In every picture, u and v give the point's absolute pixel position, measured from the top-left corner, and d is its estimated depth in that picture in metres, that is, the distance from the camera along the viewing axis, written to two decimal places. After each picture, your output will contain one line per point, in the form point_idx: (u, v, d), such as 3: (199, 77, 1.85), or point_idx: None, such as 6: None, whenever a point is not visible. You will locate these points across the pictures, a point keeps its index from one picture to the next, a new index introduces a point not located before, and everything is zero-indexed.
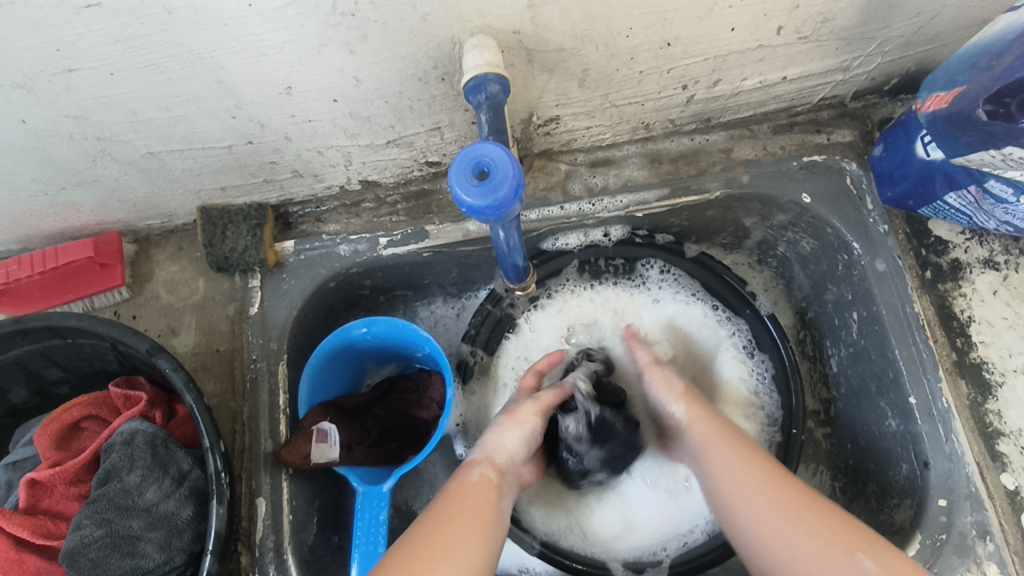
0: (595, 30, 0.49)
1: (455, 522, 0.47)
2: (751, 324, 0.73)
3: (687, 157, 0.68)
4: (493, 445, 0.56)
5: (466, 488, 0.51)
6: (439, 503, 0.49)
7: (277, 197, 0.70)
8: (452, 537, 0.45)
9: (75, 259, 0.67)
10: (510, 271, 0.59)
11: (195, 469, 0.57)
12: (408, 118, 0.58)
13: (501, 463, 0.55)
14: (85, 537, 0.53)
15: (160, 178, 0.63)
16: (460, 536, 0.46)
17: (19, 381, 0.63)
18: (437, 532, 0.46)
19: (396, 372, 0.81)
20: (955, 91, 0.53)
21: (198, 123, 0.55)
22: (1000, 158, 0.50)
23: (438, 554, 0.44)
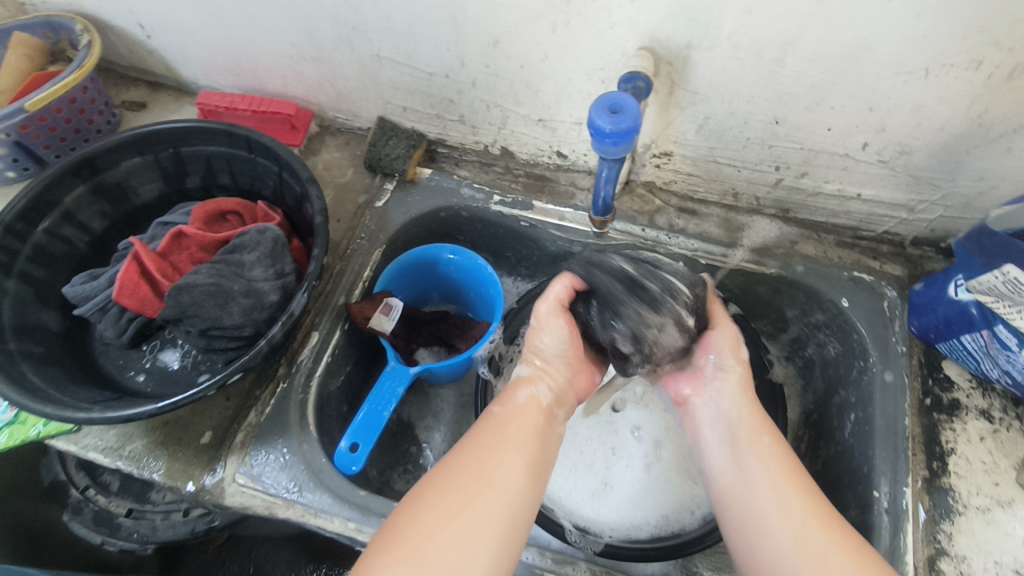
0: (726, 86, 0.65)
1: (475, 476, 0.50)
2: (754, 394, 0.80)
3: (759, 233, 0.80)
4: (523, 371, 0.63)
5: (495, 429, 0.55)
6: (471, 446, 0.53)
7: (435, 134, 0.89)
8: (459, 503, 0.48)
9: (279, 111, 0.87)
10: (597, 204, 0.72)
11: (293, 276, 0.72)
12: (563, 106, 0.75)
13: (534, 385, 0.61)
14: (197, 279, 0.69)
15: (368, 81, 0.83)
16: (472, 490, 0.49)
17: (200, 172, 0.82)
18: (439, 492, 0.49)
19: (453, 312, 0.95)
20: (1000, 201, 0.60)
21: (421, 45, 0.73)
22: (1001, 277, 0.59)
23: (437, 520, 0.47)
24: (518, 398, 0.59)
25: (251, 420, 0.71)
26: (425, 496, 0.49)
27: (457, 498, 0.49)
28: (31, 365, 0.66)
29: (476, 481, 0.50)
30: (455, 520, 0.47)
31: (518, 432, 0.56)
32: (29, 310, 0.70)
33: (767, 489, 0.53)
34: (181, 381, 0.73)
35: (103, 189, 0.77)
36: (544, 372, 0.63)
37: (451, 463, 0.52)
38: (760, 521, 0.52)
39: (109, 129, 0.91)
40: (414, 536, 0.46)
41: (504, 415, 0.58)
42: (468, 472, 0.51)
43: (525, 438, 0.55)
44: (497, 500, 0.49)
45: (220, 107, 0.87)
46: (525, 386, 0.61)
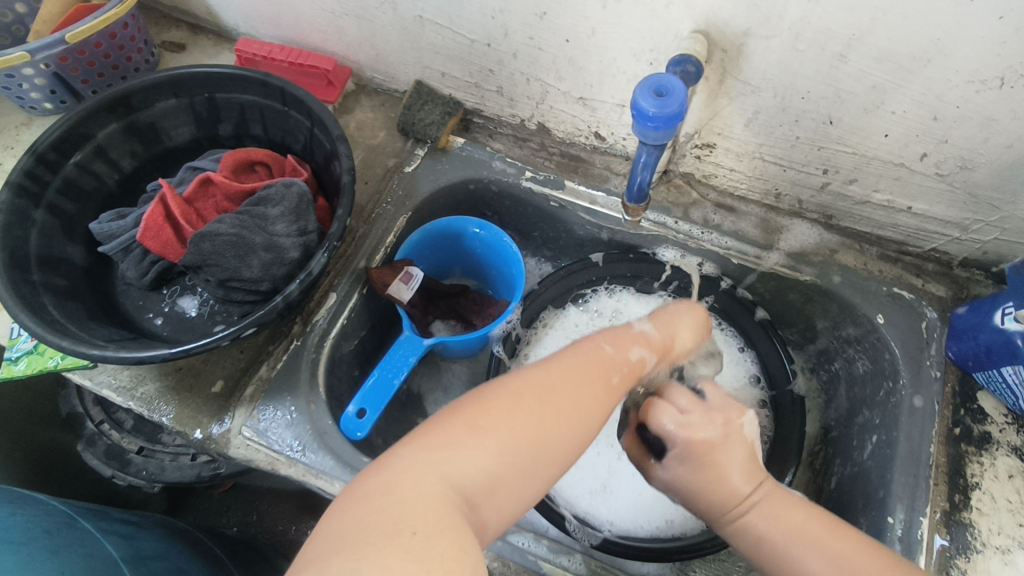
0: (781, 78, 0.61)
1: (569, 397, 0.48)
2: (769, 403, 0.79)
3: (798, 237, 0.77)
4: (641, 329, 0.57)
5: (592, 364, 0.51)
6: (570, 367, 0.50)
7: (472, 103, 0.86)
8: (553, 414, 0.47)
9: (317, 66, 0.85)
10: (632, 190, 0.69)
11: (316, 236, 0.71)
12: (606, 84, 0.72)
13: (646, 351, 0.55)
14: (220, 228, 0.68)
15: (408, 42, 0.80)
16: (561, 418, 0.47)
17: (232, 120, 0.81)
18: (536, 390, 0.47)
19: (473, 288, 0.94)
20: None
21: (465, 8, 0.70)
22: None
23: (523, 413, 0.46)
24: (628, 354, 0.53)
25: (262, 375, 0.71)
26: (516, 386, 0.48)
27: (545, 419, 0.46)
28: (52, 297, 0.66)
29: (568, 401, 0.48)
30: (543, 443, 0.45)
31: (601, 374, 0.51)
32: (55, 243, 0.71)
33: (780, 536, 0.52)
34: (195, 330, 0.73)
35: (135, 128, 0.77)
36: (661, 342, 0.56)
37: (546, 370, 0.49)
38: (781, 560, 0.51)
39: (147, 69, 0.91)
40: (513, 425, 0.45)
41: (611, 360, 0.52)
42: (563, 398, 0.48)
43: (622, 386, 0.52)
44: (580, 429, 0.48)
45: (258, 56, 0.85)
46: (633, 345, 0.54)
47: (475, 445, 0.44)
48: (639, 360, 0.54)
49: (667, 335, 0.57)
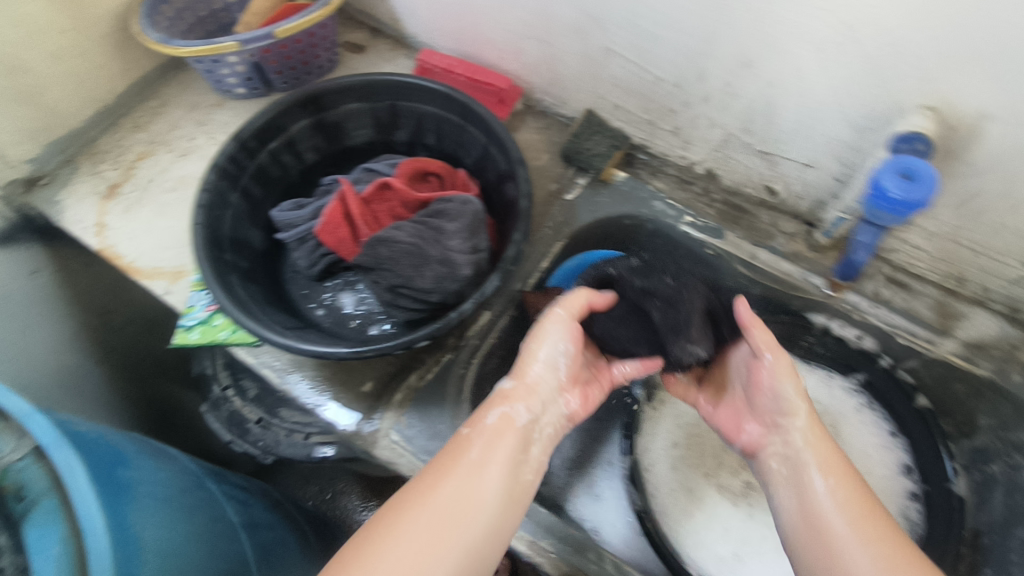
0: (1011, 168, 0.57)
1: (460, 493, 0.54)
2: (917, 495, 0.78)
3: (977, 327, 0.72)
4: (500, 400, 0.62)
5: (487, 451, 0.57)
6: (456, 463, 0.56)
7: (640, 139, 0.85)
8: (429, 507, 0.53)
9: (493, 83, 0.87)
10: (846, 266, 0.71)
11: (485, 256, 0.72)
12: (798, 144, 0.70)
13: (511, 398, 0.62)
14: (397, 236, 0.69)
15: (590, 73, 0.80)
16: (422, 505, 0.53)
17: (409, 127, 0.83)
18: (428, 509, 0.53)
19: None
20: None
21: (665, 50, 0.69)
22: None
23: (426, 526, 0.52)
24: (484, 422, 0.59)
25: (411, 381, 0.73)
26: (410, 510, 0.53)
27: (408, 521, 0.52)
28: (239, 278, 0.70)
29: (465, 492, 0.54)
30: (401, 538, 0.51)
31: (485, 456, 0.57)
32: (242, 226, 0.75)
33: (842, 513, 0.53)
34: (353, 326, 0.76)
35: (322, 126, 0.80)
36: (525, 388, 0.63)
37: (427, 483, 0.54)
38: (836, 540, 0.52)
39: (328, 66, 0.95)
40: (380, 547, 0.50)
41: (498, 444, 0.58)
42: (423, 500, 0.53)
43: (484, 458, 0.57)
44: (485, 508, 0.54)
45: (438, 68, 0.89)
46: (509, 411, 0.60)
47: (435, 557, 0.50)
48: (517, 416, 0.60)
49: (526, 374, 0.64)
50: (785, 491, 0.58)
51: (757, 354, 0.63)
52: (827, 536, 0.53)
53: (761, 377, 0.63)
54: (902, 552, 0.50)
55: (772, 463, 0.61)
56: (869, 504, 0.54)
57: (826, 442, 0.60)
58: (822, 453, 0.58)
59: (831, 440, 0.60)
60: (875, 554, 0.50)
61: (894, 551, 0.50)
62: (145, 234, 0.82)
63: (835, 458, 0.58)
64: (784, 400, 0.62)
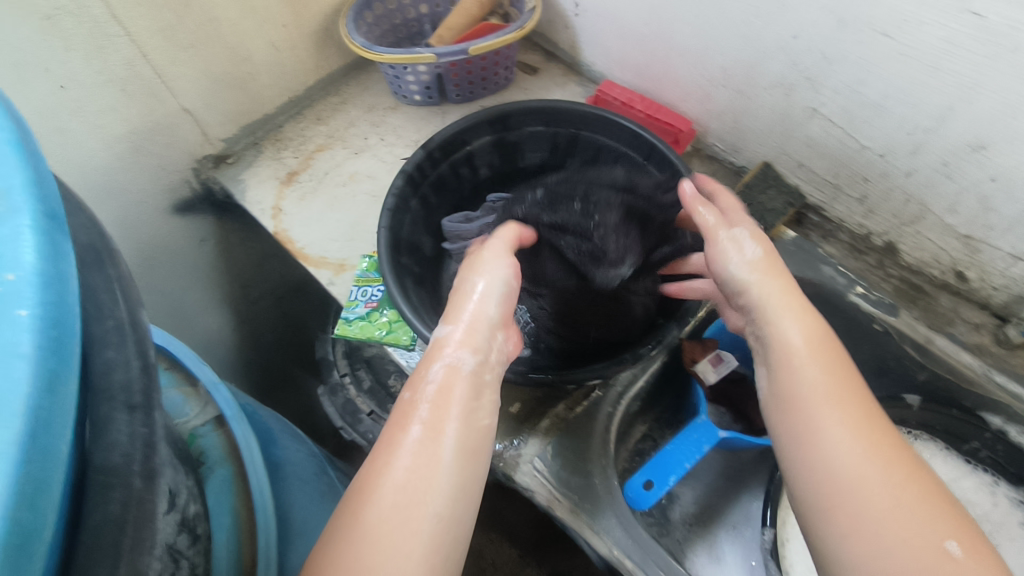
0: None
1: (429, 466, 0.46)
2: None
3: None
4: (448, 355, 0.52)
5: (441, 408, 0.49)
6: (428, 429, 0.48)
7: (817, 200, 0.82)
8: (393, 494, 0.44)
9: (672, 125, 0.86)
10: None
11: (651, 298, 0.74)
12: (1011, 235, 0.65)
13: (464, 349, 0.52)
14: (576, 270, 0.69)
15: (781, 128, 0.78)
16: (395, 497, 0.44)
17: (582, 156, 0.83)
18: (389, 486, 0.45)
19: None
20: None
21: (881, 119, 0.67)
22: None
23: (403, 498, 0.45)
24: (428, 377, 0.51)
25: (560, 411, 0.73)
26: (389, 479, 0.46)
27: (382, 508, 0.44)
28: (416, 284, 0.72)
29: (435, 460, 0.46)
30: (373, 533, 0.43)
31: (440, 400, 0.49)
32: (417, 232, 0.77)
33: (838, 413, 0.48)
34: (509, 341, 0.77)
35: (501, 144, 0.82)
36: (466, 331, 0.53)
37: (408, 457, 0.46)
38: (816, 442, 0.48)
39: (502, 84, 0.97)
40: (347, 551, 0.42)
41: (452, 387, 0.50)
42: (391, 489, 0.45)
43: (458, 434, 0.48)
44: (443, 470, 0.46)
45: (616, 101, 0.89)
46: (467, 346, 0.52)
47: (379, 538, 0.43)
48: (469, 349, 0.52)
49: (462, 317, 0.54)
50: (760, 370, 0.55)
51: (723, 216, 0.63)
52: (828, 473, 0.47)
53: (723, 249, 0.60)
54: (909, 492, 0.44)
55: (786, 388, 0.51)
56: (874, 423, 0.48)
57: (832, 367, 0.51)
58: (827, 375, 0.50)
59: (785, 275, 0.56)
60: (844, 454, 0.47)
61: (893, 479, 0.45)
62: (316, 222, 0.86)
63: (832, 364, 0.51)
64: (774, 334, 0.54)
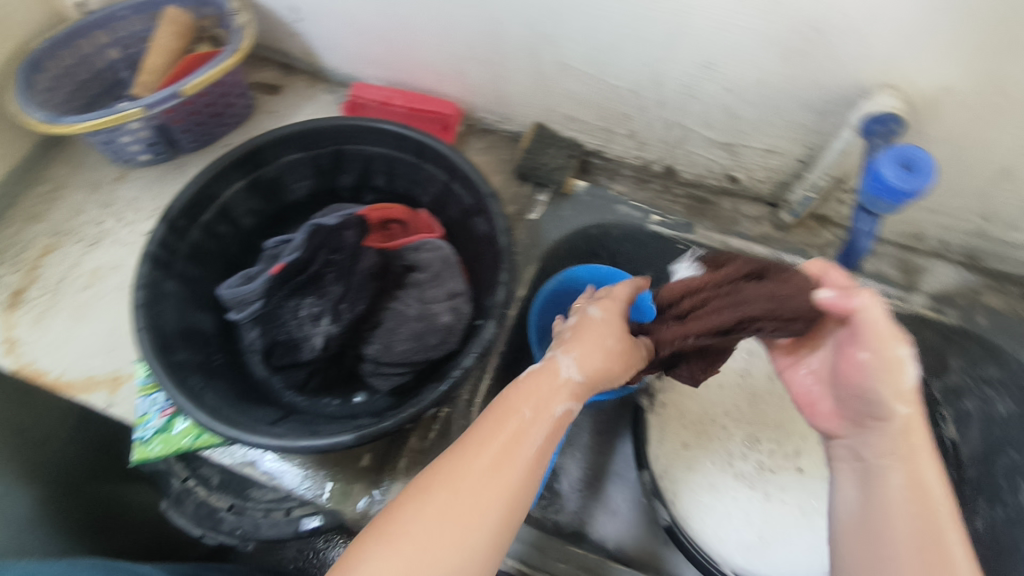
0: (964, 132, 0.60)
1: (497, 479, 0.48)
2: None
3: (937, 279, 0.77)
4: (537, 374, 0.55)
5: (523, 433, 0.51)
6: (505, 450, 0.50)
7: (594, 145, 0.83)
8: (467, 500, 0.47)
9: (439, 111, 0.82)
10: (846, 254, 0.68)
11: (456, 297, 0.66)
12: (759, 133, 0.70)
13: (552, 382, 0.54)
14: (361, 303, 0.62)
15: (539, 87, 0.77)
16: (475, 503, 0.47)
17: (355, 171, 0.77)
18: (464, 492, 0.47)
19: None
20: None
21: (620, 59, 0.68)
22: None
23: (464, 499, 0.47)
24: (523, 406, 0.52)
25: (413, 444, 0.68)
26: (454, 480, 0.48)
27: (451, 509, 0.47)
28: (203, 376, 0.62)
29: (506, 475, 0.49)
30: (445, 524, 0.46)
31: (521, 430, 0.51)
32: (189, 314, 0.66)
33: (902, 486, 0.49)
34: (337, 393, 0.68)
35: (258, 185, 0.72)
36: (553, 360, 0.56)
37: (478, 460, 0.49)
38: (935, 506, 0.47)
39: (244, 115, 0.86)
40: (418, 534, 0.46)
41: (532, 422, 0.52)
42: (471, 491, 0.47)
43: (534, 456, 0.50)
44: (512, 487, 0.48)
45: (373, 102, 0.83)
46: (568, 395, 0.54)
47: (437, 523, 0.46)
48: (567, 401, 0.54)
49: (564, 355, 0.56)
50: (849, 486, 0.53)
51: (858, 343, 0.52)
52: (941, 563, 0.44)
53: (856, 371, 0.53)
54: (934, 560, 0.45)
55: (842, 459, 0.56)
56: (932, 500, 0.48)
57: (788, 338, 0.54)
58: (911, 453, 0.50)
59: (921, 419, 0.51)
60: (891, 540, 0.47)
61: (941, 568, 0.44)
62: (67, 342, 0.71)
63: (932, 469, 0.49)
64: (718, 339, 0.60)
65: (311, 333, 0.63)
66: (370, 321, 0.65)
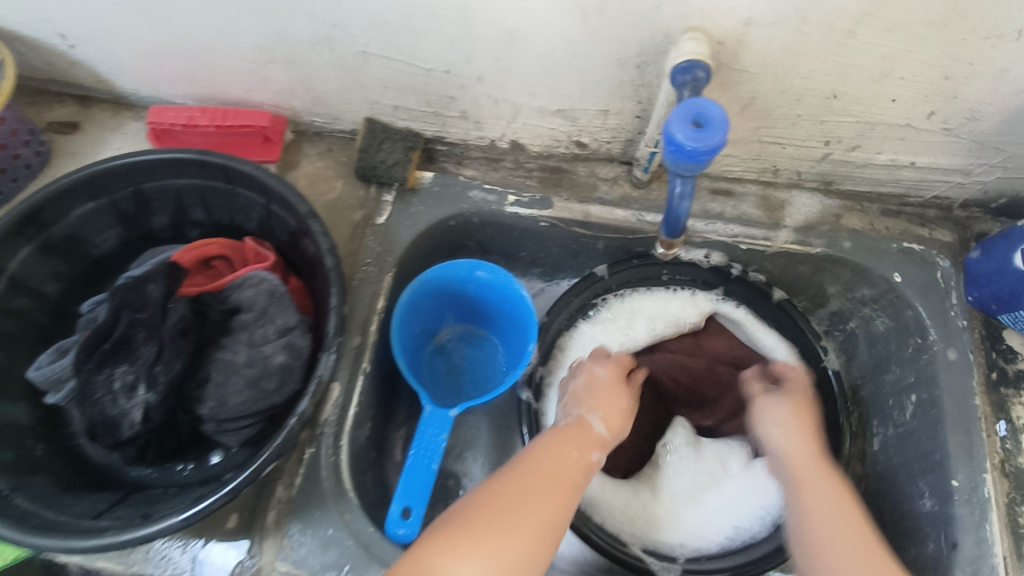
0: (781, 63, 0.57)
1: (533, 521, 0.52)
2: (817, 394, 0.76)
3: (800, 209, 0.75)
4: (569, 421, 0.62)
5: (569, 475, 0.56)
6: (553, 504, 0.54)
7: (433, 132, 0.77)
8: (512, 525, 0.51)
9: (251, 124, 0.73)
10: (669, 224, 0.58)
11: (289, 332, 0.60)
12: (588, 94, 0.65)
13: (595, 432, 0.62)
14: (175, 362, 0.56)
15: (353, 80, 0.70)
16: (523, 528, 0.52)
17: (167, 209, 0.69)
18: (511, 516, 0.52)
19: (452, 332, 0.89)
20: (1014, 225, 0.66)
21: (422, 39, 0.62)
22: None
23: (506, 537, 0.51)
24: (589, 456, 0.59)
25: (281, 494, 0.64)
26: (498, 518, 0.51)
27: (499, 530, 0.51)
28: (9, 481, 0.55)
29: (537, 518, 0.53)
30: (490, 546, 0.50)
31: (558, 476, 0.56)
32: None
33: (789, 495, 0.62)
34: (191, 456, 0.63)
35: (53, 246, 0.64)
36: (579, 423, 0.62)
37: (541, 510, 0.53)
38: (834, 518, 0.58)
39: (39, 163, 0.77)
40: (465, 547, 0.49)
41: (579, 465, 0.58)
42: (533, 526, 0.52)
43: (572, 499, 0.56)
44: (554, 525, 0.53)
45: (176, 125, 0.73)
46: (598, 445, 0.61)
47: (472, 555, 0.49)
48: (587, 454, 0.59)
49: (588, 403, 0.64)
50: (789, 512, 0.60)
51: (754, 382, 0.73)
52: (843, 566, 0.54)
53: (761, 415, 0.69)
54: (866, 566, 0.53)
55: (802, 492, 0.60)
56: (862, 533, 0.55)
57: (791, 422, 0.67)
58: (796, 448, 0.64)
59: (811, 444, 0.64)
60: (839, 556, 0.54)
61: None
62: None
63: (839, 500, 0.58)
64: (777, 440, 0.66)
65: (128, 406, 0.56)
66: (196, 378, 0.58)
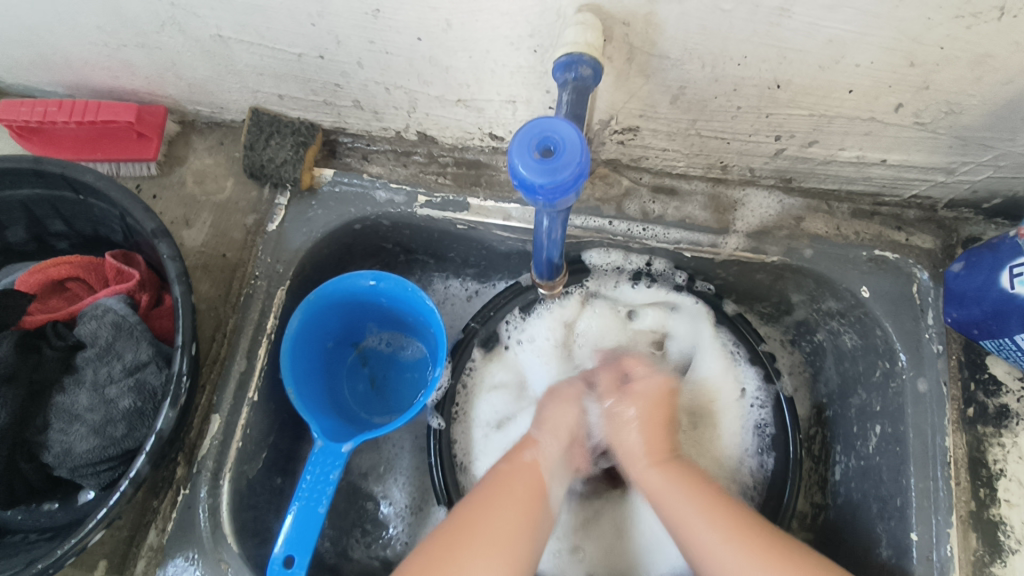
0: (707, 46, 0.45)
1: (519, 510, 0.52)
2: (773, 420, 0.66)
3: (756, 210, 0.63)
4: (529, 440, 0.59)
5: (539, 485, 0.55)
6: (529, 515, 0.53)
7: (330, 122, 0.67)
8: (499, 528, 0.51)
9: (115, 120, 0.64)
10: (541, 265, 0.54)
11: (138, 371, 0.54)
12: (486, 82, 0.54)
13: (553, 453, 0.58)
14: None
15: (223, 67, 0.60)
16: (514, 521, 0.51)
17: (21, 222, 0.61)
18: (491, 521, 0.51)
19: (375, 344, 0.78)
20: (1003, 237, 0.54)
21: (277, 20, 0.51)
22: None
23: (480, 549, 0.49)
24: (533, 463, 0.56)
25: (153, 540, 0.58)
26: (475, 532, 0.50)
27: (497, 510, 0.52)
28: None
29: (524, 525, 0.52)
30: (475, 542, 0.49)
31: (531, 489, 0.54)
32: None
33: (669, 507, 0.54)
34: (60, 493, 0.57)
35: None
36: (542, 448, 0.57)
37: (510, 514, 0.52)
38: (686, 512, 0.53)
39: None
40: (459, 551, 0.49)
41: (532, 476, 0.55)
42: (514, 522, 0.51)
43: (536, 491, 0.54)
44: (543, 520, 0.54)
45: (32, 123, 0.64)
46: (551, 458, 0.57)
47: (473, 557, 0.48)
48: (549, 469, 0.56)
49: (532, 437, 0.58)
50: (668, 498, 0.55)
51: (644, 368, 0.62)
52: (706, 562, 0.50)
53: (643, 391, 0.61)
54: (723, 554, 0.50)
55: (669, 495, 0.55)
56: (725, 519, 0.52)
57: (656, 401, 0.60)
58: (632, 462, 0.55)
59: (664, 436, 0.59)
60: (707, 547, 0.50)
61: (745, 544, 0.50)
62: None
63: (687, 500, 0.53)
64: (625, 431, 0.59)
65: None
66: (34, 425, 0.52)
